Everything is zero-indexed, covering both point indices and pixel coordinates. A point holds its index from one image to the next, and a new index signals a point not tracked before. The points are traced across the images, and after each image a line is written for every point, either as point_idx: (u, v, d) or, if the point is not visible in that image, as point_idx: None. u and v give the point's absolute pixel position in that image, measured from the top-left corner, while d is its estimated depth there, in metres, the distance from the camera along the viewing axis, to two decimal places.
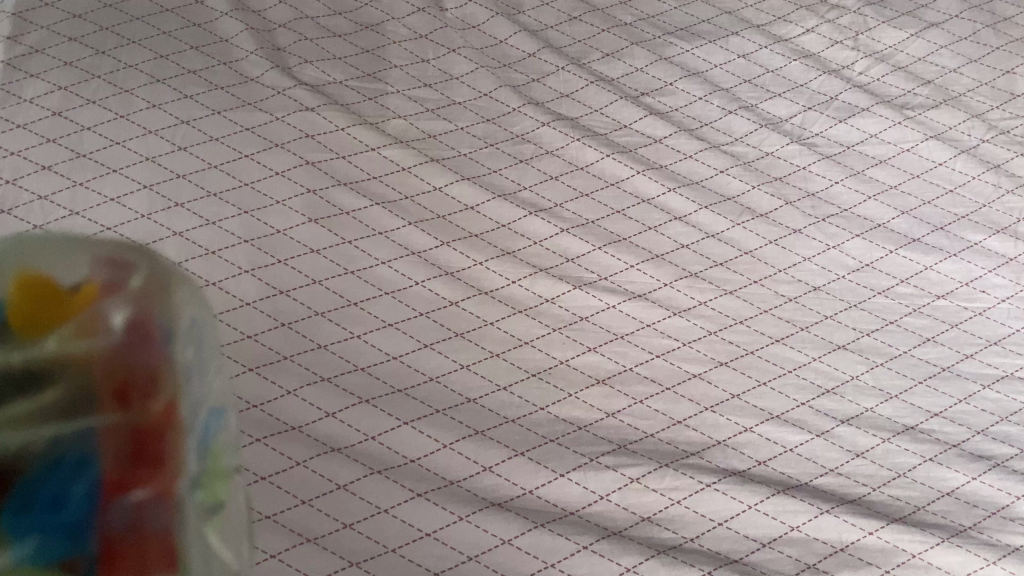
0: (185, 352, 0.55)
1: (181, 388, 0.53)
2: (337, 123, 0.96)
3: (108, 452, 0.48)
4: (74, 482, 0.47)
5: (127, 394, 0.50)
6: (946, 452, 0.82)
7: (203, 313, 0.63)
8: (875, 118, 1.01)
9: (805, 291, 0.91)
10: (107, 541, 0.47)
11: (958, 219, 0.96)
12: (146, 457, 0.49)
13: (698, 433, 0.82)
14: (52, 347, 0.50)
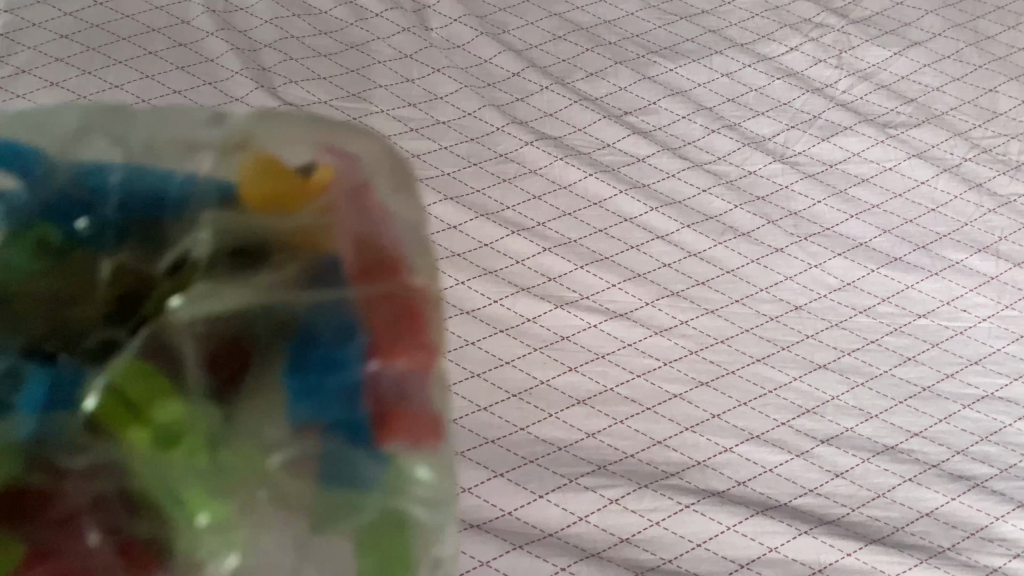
0: (409, 245, 0.73)
1: (422, 277, 0.71)
2: None
3: (373, 321, 0.64)
4: (345, 349, 0.62)
5: (380, 274, 0.68)
6: (926, 472, 0.83)
7: (407, 211, 0.78)
8: (858, 137, 1.02)
9: (786, 310, 0.91)
10: (375, 401, 0.61)
11: (940, 237, 0.96)
12: (404, 328, 0.65)
13: (678, 453, 0.82)
14: (296, 220, 0.68)
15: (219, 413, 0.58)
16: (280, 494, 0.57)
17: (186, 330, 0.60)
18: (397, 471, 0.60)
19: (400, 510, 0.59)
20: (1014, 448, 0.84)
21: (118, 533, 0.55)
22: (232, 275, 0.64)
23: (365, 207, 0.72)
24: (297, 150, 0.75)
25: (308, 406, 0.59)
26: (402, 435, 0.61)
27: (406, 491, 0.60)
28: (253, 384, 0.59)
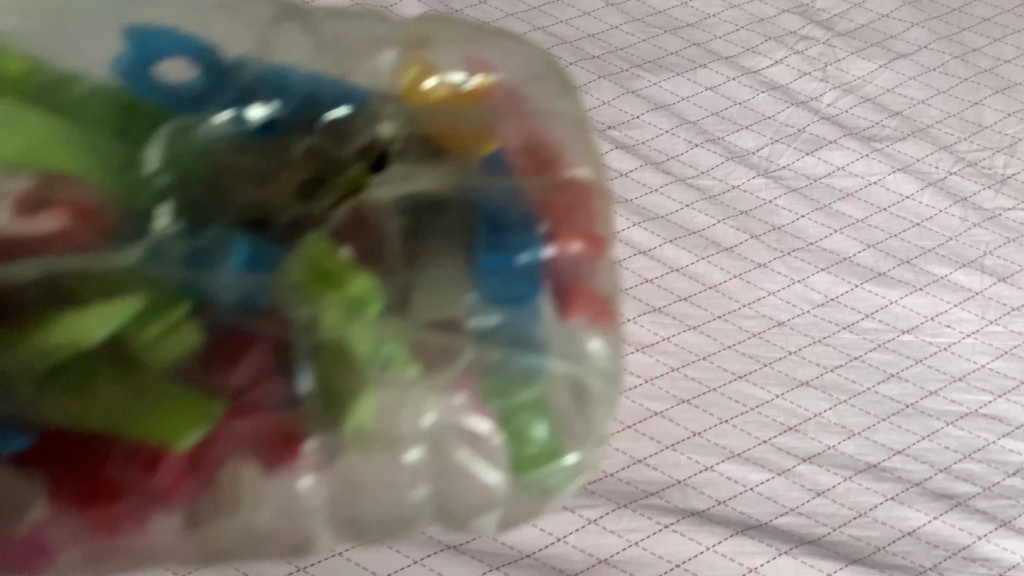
0: (572, 138, 0.65)
1: (587, 165, 0.64)
2: None
3: (542, 207, 0.59)
4: (521, 234, 0.57)
5: (546, 161, 0.62)
6: (908, 491, 0.82)
7: (571, 106, 0.68)
8: (842, 150, 1.01)
9: (769, 326, 0.91)
10: (554, 280, 0.58)
11: (924, 252, 0.95)
12: (570, 215, 0.60)
13: (659, 472, 0.81)
14: (477, 107, 0.63)
15: (398, 284, 0.54)
16: (473, 360, 0.54)
17: (388, 207, 0.56)
18: (566, 342, 0.58)
19: (569, 382, 0.58)
20: (996, 466, 0.84)
21: (318, 387, 0.52)
22: (423, 161, 0.60)
23: (509, 110, 0.64)
24: (501, 60, 0.68)
25: (492, 278, 0.55)
26: (579, 310, 0.59)
27: (571, 365, 0.57)
28: (437, 261, 0.55)
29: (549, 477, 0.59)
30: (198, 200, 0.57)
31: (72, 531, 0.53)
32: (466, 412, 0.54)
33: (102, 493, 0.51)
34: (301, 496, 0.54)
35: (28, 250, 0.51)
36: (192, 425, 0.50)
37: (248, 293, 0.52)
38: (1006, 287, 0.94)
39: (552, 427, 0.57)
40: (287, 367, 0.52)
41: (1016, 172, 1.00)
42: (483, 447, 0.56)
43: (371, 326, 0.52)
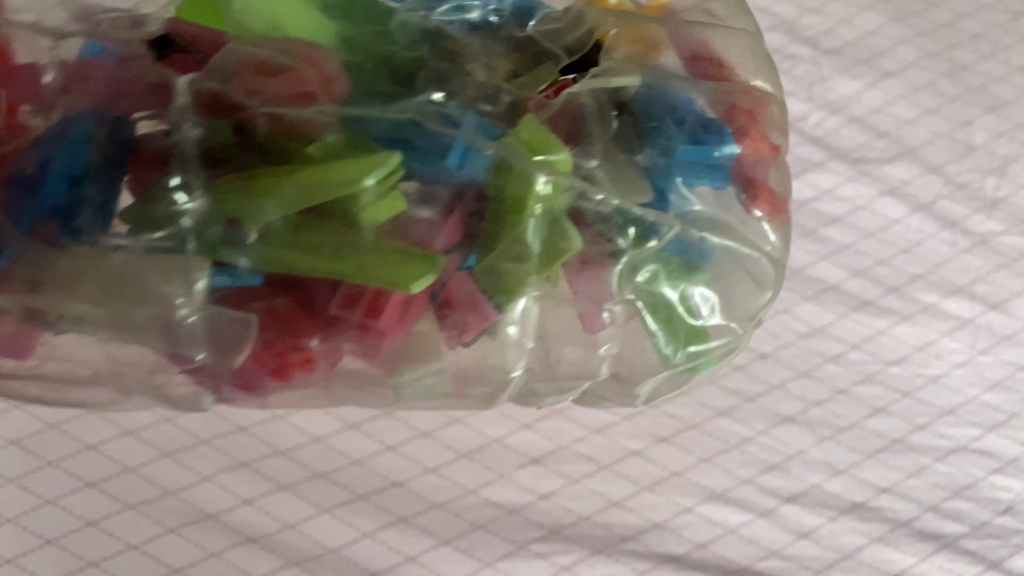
0: (754, 46, 0.72)
1: (768, 73, 0.72)
2: None
3: (731, 110, 0.67)
4: (711, 129, 0.65)
5: (729, 70, 0.69)
6: (895, 532, 0.81)
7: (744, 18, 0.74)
8: (829, 173, 0.97)
9: (753, 358, 0.87)
10: (738, 169, 0.66)
11: (913, 279, 0.92)
12: (753, 120, 0.67)
13: (637, 515, 0.80)
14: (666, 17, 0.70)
15: (608, 166, 0.63)
16: (671, 235, 0.63)
17: (598, 97, 0.64)
18: (744, 232, 0.66)
19: (738, 264, 0.67)
20: (986, 503, 0.83)
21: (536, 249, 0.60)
22: (630, 60, 0.67)
23: (698, 23, 0.71)
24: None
25: (690, 164, 0.64)
26: (757, 204, 0.67)
27: (747, 250, 0.66)
28: (646, 144, 0.64)
29: (705, 355, 0.68)
30: (439, 74, 0.64)
31: (293, 360, 0.61)
32: (648, 280, 0.64)
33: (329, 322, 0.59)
34: (505, 345, 0.64)
35: (300, 107, 0.58)
36: (428, 274, 0.57)
37: (481, 164, 0.60)
38: (997, 314, 0.91)
39: (717, 303, 0.66)
40: (495, 228, 0.60)
41: (1006, 194, 0.97)
42: (659, 316, 0.65)
43: (569, 201, 0.61)
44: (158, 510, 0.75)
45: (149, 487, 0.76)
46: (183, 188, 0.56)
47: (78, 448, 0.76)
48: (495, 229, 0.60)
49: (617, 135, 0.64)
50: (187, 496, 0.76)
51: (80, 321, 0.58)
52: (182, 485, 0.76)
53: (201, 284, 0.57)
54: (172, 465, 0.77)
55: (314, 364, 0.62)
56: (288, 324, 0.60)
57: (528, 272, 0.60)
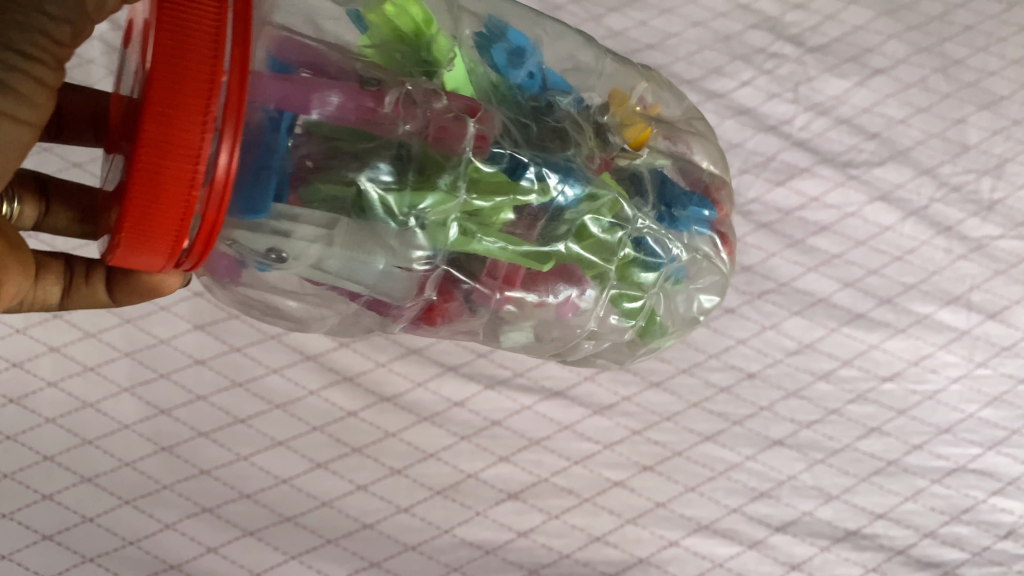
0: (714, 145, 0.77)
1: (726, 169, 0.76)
2: None
3: (712, 189, 0.71)
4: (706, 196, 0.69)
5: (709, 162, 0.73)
6: (891, 561, 0.77)
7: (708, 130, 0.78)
8: (816, 179, 0.92)
9: (739, 378, 0.84)
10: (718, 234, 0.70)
11: (907, 289, 0.88)
12: (722, 199, 0.72)
13: (619, 550, 0.76)
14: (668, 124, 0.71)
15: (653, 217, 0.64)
16: (680, 263, 0.67)
17: (646, 168, 0.66)
18: (716, 262, 0.70)
19: (707, 287, 0.72)
20: (986, 528, 0.78)
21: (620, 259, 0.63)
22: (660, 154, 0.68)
23: (691, 132, 0.73)
24: (666, 94, 0.76)
25: (693, 223, 0.67)
26: (728, 245, 0.72)
27: (717, 273, 0.71)
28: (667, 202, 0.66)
29: (661, 338, 0.72)
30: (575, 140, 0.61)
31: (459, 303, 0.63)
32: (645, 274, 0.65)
33: (498, 279, 0.61)
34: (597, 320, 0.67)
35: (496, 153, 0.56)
36: (552, 253, 0.60)
37: (604, 199, 0.60)
38: (995, 324, 0.86)
39: (683, 312, 0.72)
40: (593, 237, 0.61)
41: (1003, 196, 0.92)
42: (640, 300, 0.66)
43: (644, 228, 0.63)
44: (119, 561, 0.72)
45: (110, 537, 0.73)
46: (447, 183, 0.55)
47: (34, 497, 0.73)
48: (593, 235, 0.61)
49: (657, 189, 0.66)
50: (148, 546, 0.73)
51: (298, 266, 0.56)
52: (144, 534, 0.73)
53: (415, 252, 0.57)
54: (133, 513, 0.74)
55: (472, 309, 0.64)
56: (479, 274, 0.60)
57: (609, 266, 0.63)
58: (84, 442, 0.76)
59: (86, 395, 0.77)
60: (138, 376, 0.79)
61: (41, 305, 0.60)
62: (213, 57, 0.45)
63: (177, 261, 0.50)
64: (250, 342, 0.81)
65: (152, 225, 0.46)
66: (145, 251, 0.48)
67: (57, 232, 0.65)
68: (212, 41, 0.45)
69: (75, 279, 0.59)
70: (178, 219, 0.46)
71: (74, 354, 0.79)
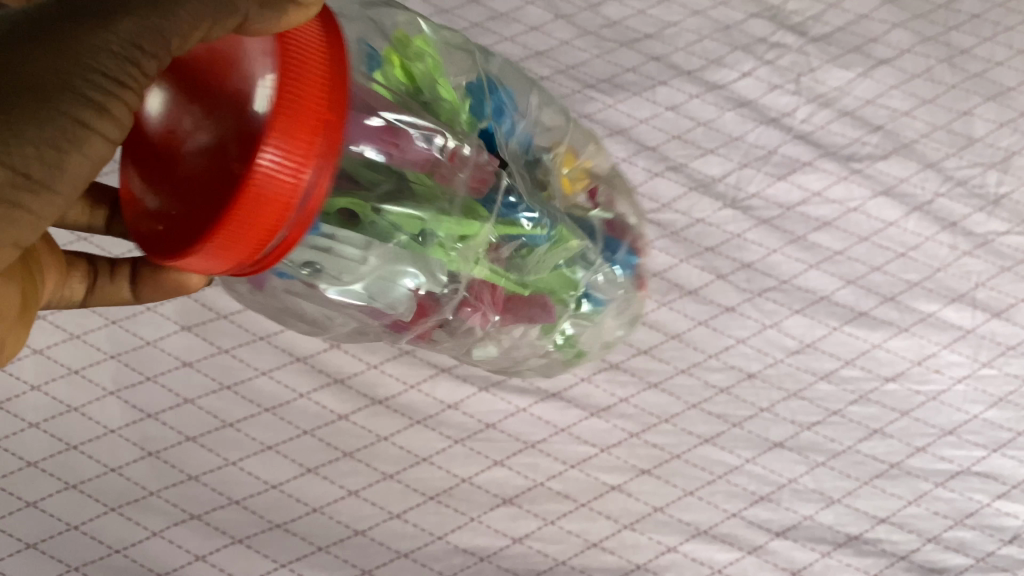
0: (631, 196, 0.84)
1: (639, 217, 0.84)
2: None
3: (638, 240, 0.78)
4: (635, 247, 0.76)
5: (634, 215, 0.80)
6: (894, 566, 0.75)
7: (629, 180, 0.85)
8: (818, 173, 0.90)
9: (739, 379, 0.82)
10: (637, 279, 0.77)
11: (910, 286, 0.86)
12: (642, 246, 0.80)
13: (616, 557, 0.75)
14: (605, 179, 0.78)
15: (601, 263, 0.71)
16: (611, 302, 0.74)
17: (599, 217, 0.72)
18: (635, 303, 0.80)
19: (621, 320, 0.80)
20: (992, 532, 0.77)
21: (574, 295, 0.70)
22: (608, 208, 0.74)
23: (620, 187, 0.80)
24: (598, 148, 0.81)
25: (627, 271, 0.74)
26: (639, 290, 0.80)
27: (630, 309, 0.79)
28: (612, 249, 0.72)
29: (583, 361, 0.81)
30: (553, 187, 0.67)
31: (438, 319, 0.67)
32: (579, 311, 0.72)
33: (487, 300, 0.65)
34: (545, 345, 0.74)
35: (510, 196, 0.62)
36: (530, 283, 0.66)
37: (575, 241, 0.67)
38: (1001, 322, 0.84)
39: (599, 340, 0.79)
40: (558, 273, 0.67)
41: (1010, 189, 0.90)
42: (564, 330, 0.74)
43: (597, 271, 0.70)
44: (104, 570, 0.70)
45: (96, 545, 0.71)
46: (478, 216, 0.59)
47: (18, 505, 0.71)
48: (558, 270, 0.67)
49: (604, 239, 0.72)
50: (135, 554, 0.71)
51: (331, 281, 0.59)
52: (130, 542, 0.71)
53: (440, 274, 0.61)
54: (119, 521, 0.72)
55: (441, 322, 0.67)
56: (474, 297, 0.65)
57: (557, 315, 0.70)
58: (69, 447, 0.74)
59: (71, 399, 0.76)
60: (124, 379, 0.77)
61: (66, 301, 0.63)
62: (327, 92, 0.47)
63: (238, 270, 0.50)
64: (239, 344, 0.79)
65: (240, 239, 0.47)
66: (217, 261, 0.48)
67: (67, 223, 0.66)
68: (326, 76, 0.47)
69: (100, 274, 0.63)
70: (270, 234, 0.47)
71: (59, 357, 0.77)
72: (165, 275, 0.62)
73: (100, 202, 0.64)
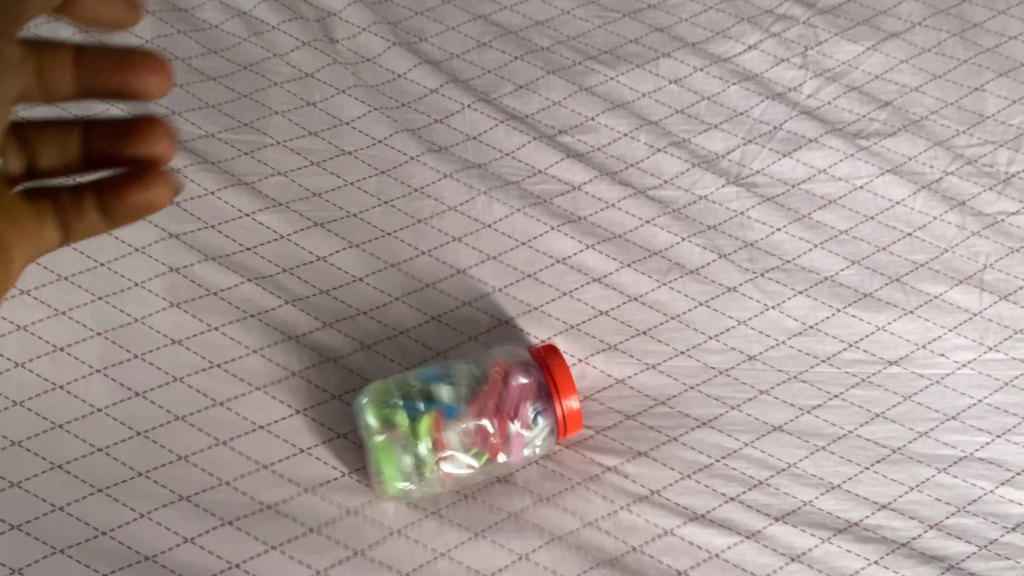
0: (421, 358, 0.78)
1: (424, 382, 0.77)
2: (239, 207, 0.81)
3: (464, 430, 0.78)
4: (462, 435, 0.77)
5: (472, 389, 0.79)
6: (895, 553, 0.74)
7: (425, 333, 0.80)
8: (824, 150, 0.88)
9: (739, 361, 0.80)
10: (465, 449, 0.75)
11: (916, 267, 0.84)
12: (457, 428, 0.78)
13: (613, 539, 0.73)
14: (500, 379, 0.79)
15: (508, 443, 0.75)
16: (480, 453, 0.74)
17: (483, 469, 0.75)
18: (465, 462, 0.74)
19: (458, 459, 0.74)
20: (995, 520, 0.75)
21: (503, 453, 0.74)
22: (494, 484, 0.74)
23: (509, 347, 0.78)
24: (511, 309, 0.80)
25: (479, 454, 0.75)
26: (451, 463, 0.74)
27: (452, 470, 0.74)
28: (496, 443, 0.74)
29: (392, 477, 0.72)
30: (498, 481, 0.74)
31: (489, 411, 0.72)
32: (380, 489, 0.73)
33: (485, 436, 0.72)
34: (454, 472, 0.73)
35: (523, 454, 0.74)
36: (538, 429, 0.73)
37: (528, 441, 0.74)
38: (1008, 305, 0.82)
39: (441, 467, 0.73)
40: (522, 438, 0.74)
41: (1020, 169, 0.87)
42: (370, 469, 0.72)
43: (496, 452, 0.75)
44: (91, 552, 0.69)
45: (82, 527, 0.69)
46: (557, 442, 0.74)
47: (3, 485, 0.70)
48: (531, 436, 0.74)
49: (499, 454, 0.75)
50: (122, 536, 0.70)
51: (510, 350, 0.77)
52: (117, 524, 0.70)
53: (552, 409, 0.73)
54: (106, 501, 0.70)
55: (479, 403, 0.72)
56: (523, 429, 0.72)
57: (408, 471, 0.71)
58: (54, 426, 0.72)
59: (56, 376, 0.74)
60: (110, 357, 0.75)
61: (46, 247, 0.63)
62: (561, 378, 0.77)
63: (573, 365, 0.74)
64: (229, 321, 0.77)
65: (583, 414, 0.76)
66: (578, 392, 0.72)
67: (14, 172, 0.65)
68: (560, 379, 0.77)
69: (63, 209, 0.63)
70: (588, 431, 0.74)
71: (43, 333, 0.75)
72: (129, 198, 0.65)
73: (70, 127, 0.66)
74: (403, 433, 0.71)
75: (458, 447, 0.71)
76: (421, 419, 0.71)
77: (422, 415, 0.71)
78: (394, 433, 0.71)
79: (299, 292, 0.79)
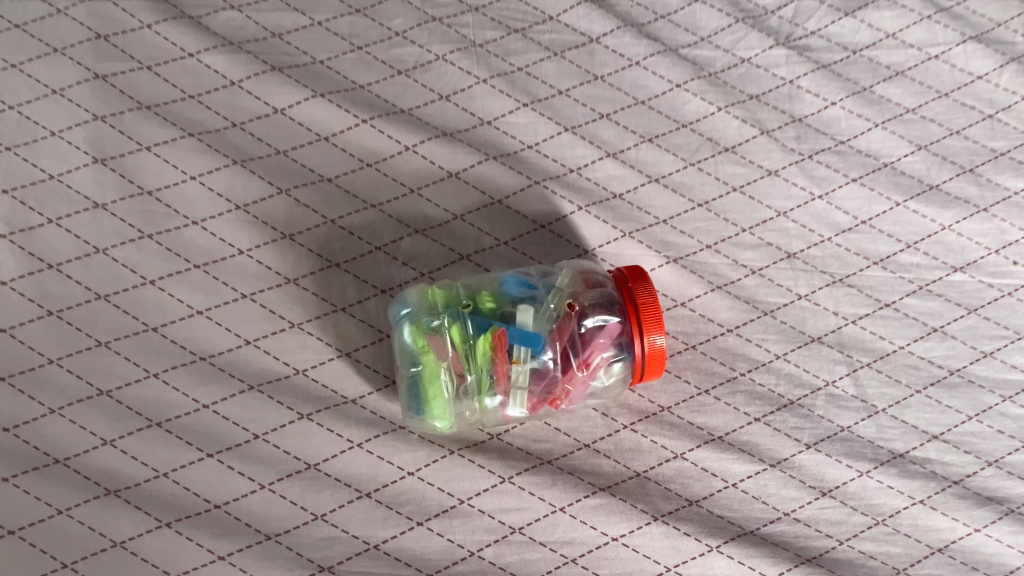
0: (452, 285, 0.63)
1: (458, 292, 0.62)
2: (180, 44, 0.66)
3: None
4: None
5: None
6: (945, 493, 0.63)
7: (431, 229, 0.66)
8: (894, 10, 0.72)
9: (776, 259, 0.67)
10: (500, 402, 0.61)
11: (994, 157, 0.70)
12: None
13: (612, 462, 0.62)
14: None
15: None
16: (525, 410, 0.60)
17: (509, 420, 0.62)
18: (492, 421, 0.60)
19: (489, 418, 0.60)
20: None
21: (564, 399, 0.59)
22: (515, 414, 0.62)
23: (531, 245, 0.66)
24: (524, 207, 0.67)
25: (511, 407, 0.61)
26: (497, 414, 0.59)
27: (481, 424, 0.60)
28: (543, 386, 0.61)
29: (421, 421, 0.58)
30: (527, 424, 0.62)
31: (562, 346, 0.56)
32: (412, 420, 0.59)
33: (545, 375, 0.56)
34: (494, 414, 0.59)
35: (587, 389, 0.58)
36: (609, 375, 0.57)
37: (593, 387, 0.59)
38: None
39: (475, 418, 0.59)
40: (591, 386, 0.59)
41: None
42: (405, 392, 0.58)
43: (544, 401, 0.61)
44: None
45: None
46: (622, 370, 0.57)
47: None
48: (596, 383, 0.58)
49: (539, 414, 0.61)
50: (29, 435, 0.58)
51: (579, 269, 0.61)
52: (23, 421, 0.59)
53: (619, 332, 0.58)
54: (10, 394, 0.59)
55: (554, 334, 0.56)
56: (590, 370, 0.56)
57: (451, 402, 0.57)
58: None
59: None
60: (18, 221, 0.62)
61: None
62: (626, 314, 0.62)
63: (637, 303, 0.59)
64: (165, 185, 0.64)
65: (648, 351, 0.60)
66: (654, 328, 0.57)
67: None
68: None
69: None
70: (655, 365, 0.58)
71: None
72: None
73: None
74: (457, 356, 0.56)
75: (517, 382, 0.56)
76: (480, 341, 0.56)
77: (483, 335, 0.56)
78: (446, 354, 0.56)
79: (251, 153, 0.65)
